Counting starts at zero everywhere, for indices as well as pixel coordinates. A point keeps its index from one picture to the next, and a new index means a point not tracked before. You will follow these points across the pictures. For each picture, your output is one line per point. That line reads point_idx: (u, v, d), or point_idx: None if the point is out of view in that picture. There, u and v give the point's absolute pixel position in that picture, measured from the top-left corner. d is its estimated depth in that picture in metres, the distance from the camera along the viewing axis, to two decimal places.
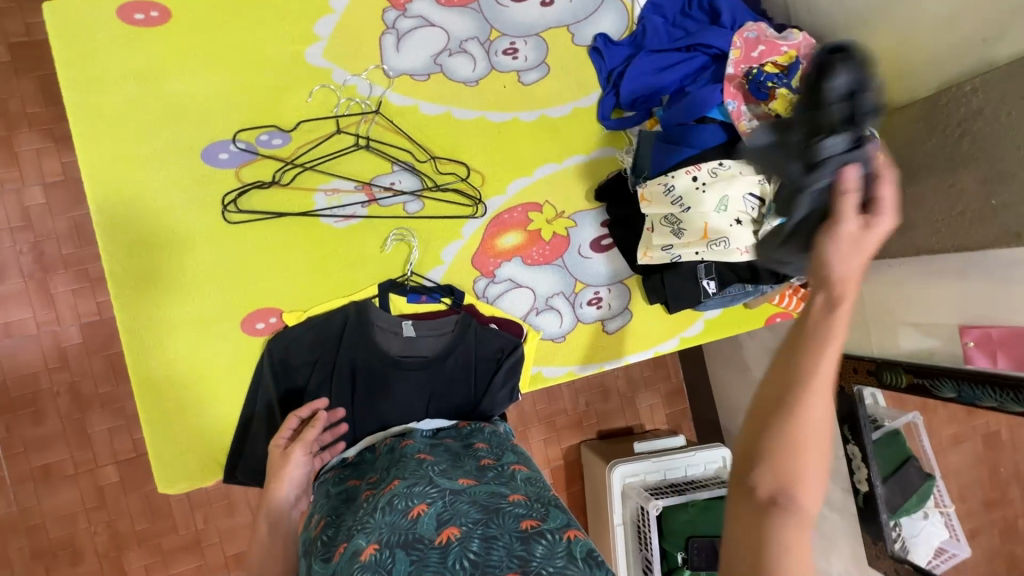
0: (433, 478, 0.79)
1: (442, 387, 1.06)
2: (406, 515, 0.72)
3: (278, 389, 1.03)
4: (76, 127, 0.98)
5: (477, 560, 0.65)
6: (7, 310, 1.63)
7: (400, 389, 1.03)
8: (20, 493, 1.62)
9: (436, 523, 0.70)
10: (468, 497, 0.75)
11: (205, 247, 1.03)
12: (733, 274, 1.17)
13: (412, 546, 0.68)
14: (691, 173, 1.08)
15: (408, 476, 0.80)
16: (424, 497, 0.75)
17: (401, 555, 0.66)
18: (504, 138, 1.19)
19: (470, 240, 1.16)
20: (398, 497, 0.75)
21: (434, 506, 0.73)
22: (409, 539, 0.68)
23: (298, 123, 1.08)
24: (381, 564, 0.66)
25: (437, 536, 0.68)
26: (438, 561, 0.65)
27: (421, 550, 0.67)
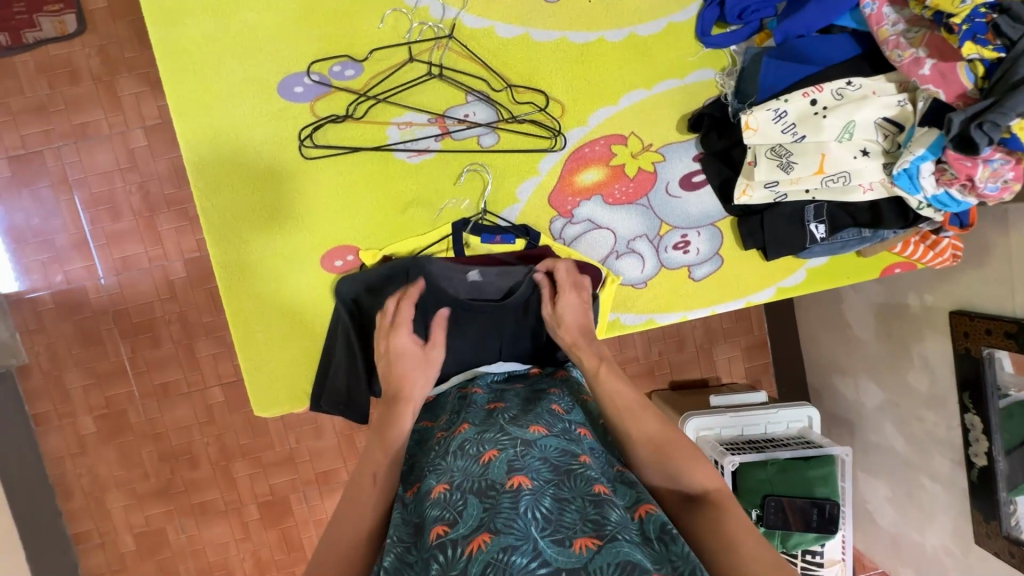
0: (504, 426, 0.77)
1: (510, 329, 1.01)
2: (477, 460, 0.71)
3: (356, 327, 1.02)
4: (161, 62, 0.99)
5: (549, 516, 0.63)
6: (122, 245, 1.79)
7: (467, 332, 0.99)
8: (145, 406, 1.85)
9: (507, 469, 0.68)
10: (539, 451, 0.72)
11: (285, 183, 1.04)
12: (848, 217, 1.02)
13: (485, 493, 0.66)
14: (810, 95, 0.94)
15: (478, 423, 0.79)
16: (495, 444, 0.73)
17: (472, 500, 0.66)
18: (586, 61, 1.07)
19: (548, 176, 1.09)
20: (469, 442, 0.75)
21: (504, 454, 0.71)
22: (482, 484, 0.67)
23: (371, 51, 1.03)
24: (453, 504, 0.66)
25: (508, 481, 0.67)
26: (510, 508, 0.63)
27: (493, 497, 0.65)
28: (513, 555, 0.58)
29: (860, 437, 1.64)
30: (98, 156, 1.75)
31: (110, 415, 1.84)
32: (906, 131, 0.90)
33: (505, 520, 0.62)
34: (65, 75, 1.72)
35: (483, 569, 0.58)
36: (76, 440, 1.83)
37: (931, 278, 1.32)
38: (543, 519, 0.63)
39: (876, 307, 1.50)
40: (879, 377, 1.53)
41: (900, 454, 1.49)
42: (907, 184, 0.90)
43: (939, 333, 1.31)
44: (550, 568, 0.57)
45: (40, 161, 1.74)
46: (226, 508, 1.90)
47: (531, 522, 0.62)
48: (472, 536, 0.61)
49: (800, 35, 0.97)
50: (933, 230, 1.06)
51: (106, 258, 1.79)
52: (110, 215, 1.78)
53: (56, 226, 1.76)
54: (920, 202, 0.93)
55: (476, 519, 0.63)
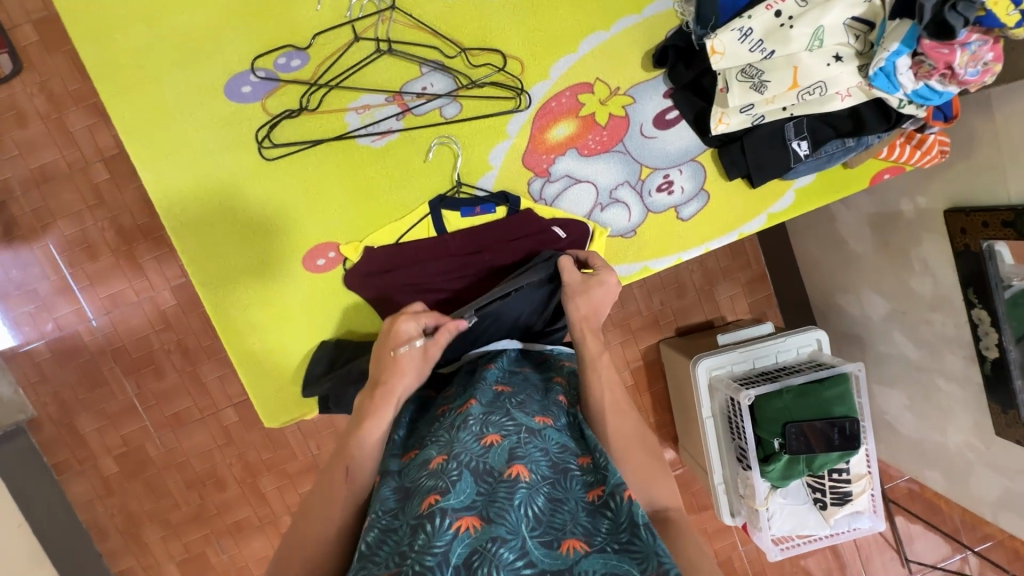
0: (511, 410, 0.73)
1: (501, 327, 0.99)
2: (479, 440, 0.68)
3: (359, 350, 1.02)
4: (99, 84, 0.94)
5: (540, 515, 0.61)
6: (106, 283, 1.76)
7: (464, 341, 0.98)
8: (162, 438, 1.84)
9: (508, 457, 0.65)
10: (542, 443, 0.69)
11: (251, 188, 1.01)
12: (829, 128, 1.00)
13: (482, 476, 0.64)
14: (773, 8, 0.90)
15: (486, 402, 0.75)
16: (499, 428, 0.70)
17: (468, 478, 0.63)
18: (539, 11, 1.03)
19: (519, 138, 1.05)
20: (474, 419, 0.71)
21: (508, 440, 0.68)
22: (479, 466, 0.64)
23: (314, 37, 0.99)
24: (448, 475, 0.63)
25: (507, 470, 0.64)
26: (504, 501, 0.61)
27: (490, 483, 0.63)
28: (501, 548, 0.57)
29: (872, 351, 1.65)
30: (63, 197, 1.71)
31: (129, 453, 1.84)
32: (876, 28, 0.87)
33: (500, 513, 0.60)
34: (11, 119, 1.66)
35: (469, 553, 0.57)
36: (100, 482, 1.84)
37: (922, 180, 1.30)
38: (535, 518, 0.61)
39: (871, 220, 1.48)
40: (883, 288, 1.52)
41: (913, 361, 1.49)
42: (885, 84, 0.88)
43: (936, 233, 1.30)
44: (535, 568, 0.57)
45: (6, 212, 1.69)
46: (261, 523, 1.92)
47: (523, 518, 0.60)
48: (463, 514, 0.59)
49: None
50: (917, 129, 1.04)
51: (93, 298, 1.76)
52: (87, 255, 1.74)
53: (35, 275, 1.73)
54: (901, 100, 0.91)
55: (468, 499, 0.61)
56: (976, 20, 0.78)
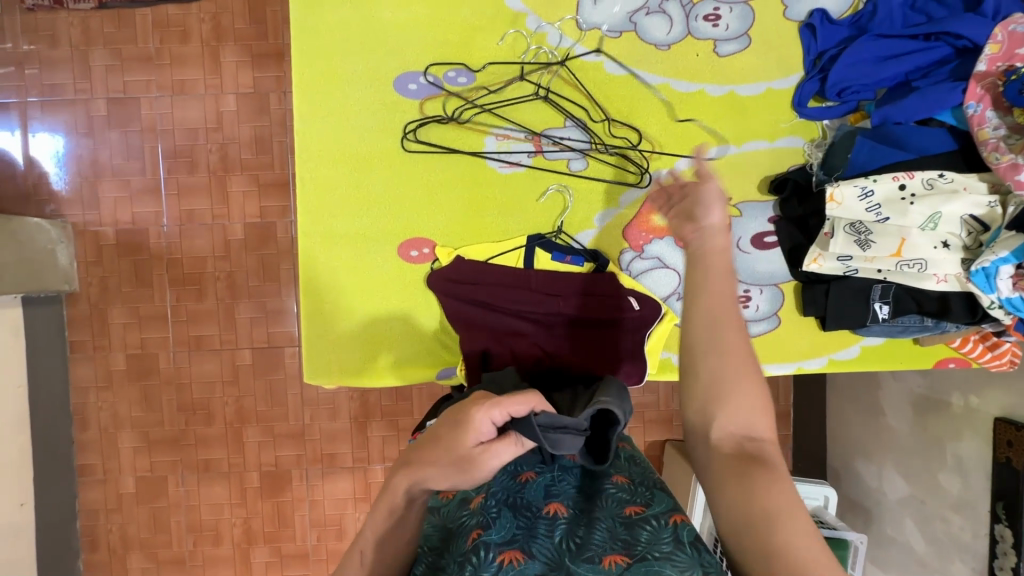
0: None
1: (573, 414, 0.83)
2: (516, 478, 0.76)
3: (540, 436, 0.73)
4: (294, 41, 1.06)
5: (583, 541, 0.67)
6: (192, 198, 1.88)
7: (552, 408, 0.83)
8: (177, 354, 1.90)
9: (544, 494, 0.73)
10: (575, 478, 0.77)
11: (381, 169, 1.10)
12: (914, 303, 1.04)
13: (521, 510, 0.71)
14: (898, 180, 0.97)
15: None
16: (533, 466, 0.78)
17: (508, 513, 0.70)
18: (683, 110, 1.12)
19: (627, 210, 1.13)
20: (508, 460, 0.79)
21: (542, 477, 0.76)
22: (518, 501, 0.72)
23: (486, 64, 1.10)
24: (488, 512, 0.70)
25: (545, 506, 0.71)
26: (546, 531, 0.68)
27: (529, 516, 0.70)
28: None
29: (877, 529, 1.61)
30: (188, 112, 1.85)
31: (141, 356, 1.89)
32: (990, 230, 0.94)
33: (541, 545, 0.67)
34: (176, 34, 1.84)
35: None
36: (105, 373, 1.89)
37: (978, 381, 1.32)
38: (577, 541, 0.67)
39: (914, 400, 1.49)
40: (907, 471, 1.50)
41: (918, 553, 1.45)
42: (983, 283, 0.94)
43: (978, 436, 1.30)
44: None
45: (136, 107, 1.85)
46: (229, 470, 1.93)
47: (565, 544, 0.67)
48: (505, 548, 0.65)
49: (898, 121, 1.00)
50: (995, 333, 1.07)
51: (174, 207, 1.87)
52: (186, 168, 1.87)
53: (134, 169, 1.86)
54: (992, 302, 0.95)
55: (509, 533, 0.67)
56: None
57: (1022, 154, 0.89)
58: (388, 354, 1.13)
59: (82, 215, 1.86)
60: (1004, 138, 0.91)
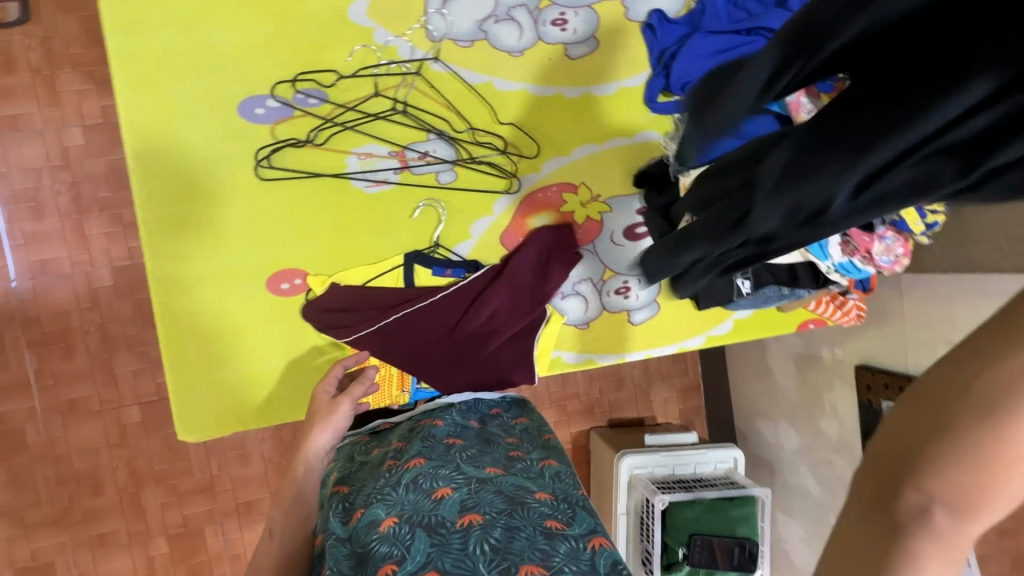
0: (459, 465, 0.80)
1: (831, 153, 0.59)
2: (431, 494, 0.73)
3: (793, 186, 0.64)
4: (114, 71, 0.96)
5: (496, 548, 0.65)
6: (42, 248, 1.66)
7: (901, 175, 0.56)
8: (48, 424, 1.68)
9: (459, 508, 0.71)
10: (493, 487, 0.75)
11: (236, 201, 1.03)
12: (770, 276, 1.13)
13: (434, 529, 0.68)
14: None
15: (432, 458, 0.81)
16: (448, 481, 0.76)
17: (421, 534, 0.67)
18: (545, 113, 1.14)
19: (502, 217, 1.14)
20: (424, 476, 0.76)
21: (458, 492, 0.74)
22: (431, 519, 0.69)
23: (337, 80, 1.05)
24: (400, 538, 0.67)
25: (460, 519, 0.69)
26: (459, 548, 0.65)
27: (442, 533, 0.67)
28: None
29: (779, 479, 1.75)
30: (25, 151, 1.64)
31: (3, 432, 1.66)
32: None
33: (454, 560, 0.64)
34: None
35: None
36: None
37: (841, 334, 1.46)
38: (491, 553, 0.65)
39: (795, 357, 1.64)
40: (797, 423, 1.64)
41: (813, 496, 1.59)
42: (817, 250, 1.02)
43: (846, 384, 1.45)
44: None
45: None
46: (130, 541, 1.74)
47: (480, 558, 0.64)
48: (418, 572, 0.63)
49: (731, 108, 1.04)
50: (840, 293, 1.19)
51: (21, 260, 1.65)
52: (31, 214, 1.65)
53: None
54: (830, 268, 1.05)
55: (424, 555, 0.65)
56: (892, 222, 0.95)
57: None
58: (271, 395, 1.07)
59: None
60: None
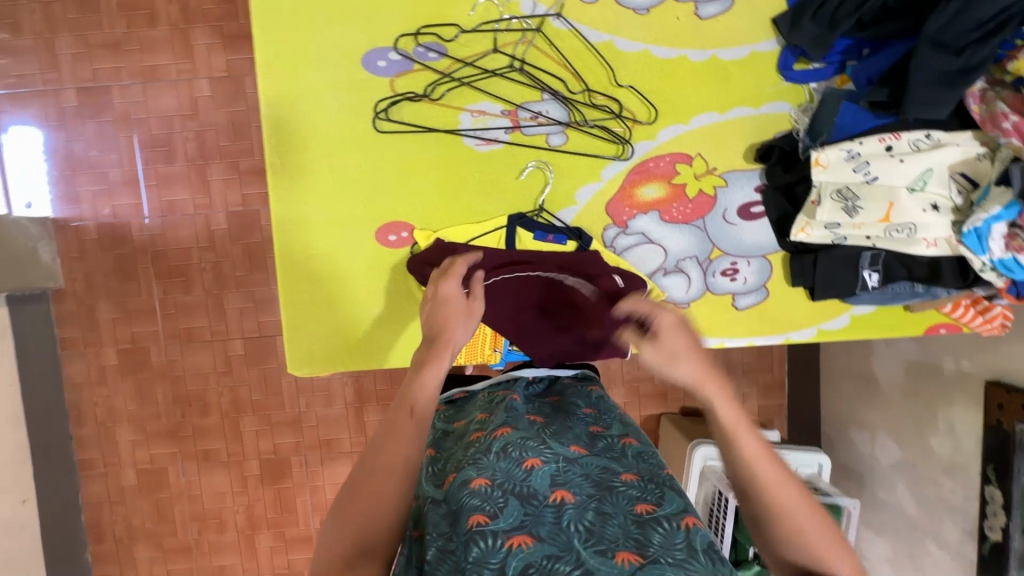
0: (547, 439, 0.76)
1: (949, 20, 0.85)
2: (520, 464, 0.70)
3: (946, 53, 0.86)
4: (254, 20, 1.01)
5: (591, 529, 0.64)
6: (172, 189, 1.83)
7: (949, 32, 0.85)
8: (168, 347, 1.89)
9: (550, 482, 0.69)
10: (582, 467, 0.72)
11: (354, 152, 1.06)
12: (903, 269, 1.03)
13: (527, 499, 0.66)
14: (886, 142, 0.95)
15: (521, 429, 0.77)
16: (538, 453, 0.72)
17: (514, 502, 0.66)
18: (665, 77, 1.08)
19: (610, 184, 1.10)
20: (513, 445, 0.73)
21: (548, 465, 0.71)
22: (523, 490, 0.67)
23: (457, 35, 1.05)
24: (493, 500, 0.66)
25: (551, 494, 0.67)
26: (552, 521, 0.64)
27: (535, 505, 0.66)
28: (556, 564, 0.60)
29: (869, 493, 1.62)
30: (162, 99, 1.80)
31: (133, 350, 1.88)
32: (981, 188, 0.89)
33: (549, 531, 0.63)
34: (144, 17, 1.77)
35: (525, 567, 0.59)
36: (97, 368, 1.88)
37: (971, 344, 1.31)
38: (585, 531, 0.64)
39: (906, 365, 1.49)
40: (899, 435, 1.50)
41: (910, 516, 1.47)
42: (974, 244, 0.90)
43: (970, 400, 1.30)
44: None
45: (107, 96, 1.79)
46: (228, 459, 1.94)
47: (575, 534, 0.63)
48: (513, 534, 0.63)
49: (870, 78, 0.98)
50: (987, 296, 1.05)
51: (154, 198, 1.83)
52: (163, 158, 1.82)
53: (111, 161, 1.81)
54: (984, 264, 0.92)
55: (517, 519, 0.64)
56: None
57: (1007, 101, 0.86)
58: (369, 342, 1.12)
59: (63, 210, 1.82)
60: (991, 88, 0.88)
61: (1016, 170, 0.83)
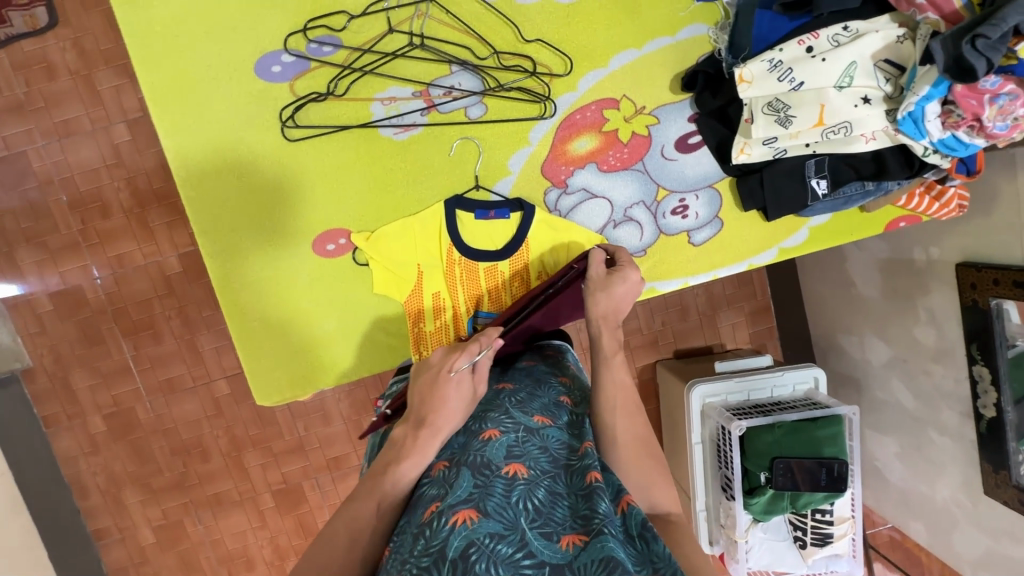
0: (510, 407, 0.74)
1: None
2: (478, 437, 0.69)
3: None
4: (130, 50, 0.95)
5: (540, 508, 0.61)
6: (116, 243, 1.77)
7: None
8: (154, 402, 1.85)
9: (506, 453, 0.66)
10: (541, 439, 0.70)
11: (270, 168, 1.02)
12: (851, 170, 1.00)
13: (480, 471, 0.64)
14: (805, 44, 0.90)
15: (485, 401, 0.77)
16: (498, 423, 0.71)
17: (466, 475, 0.64)
18: (575, 22, 1.03)
19: (540, 146, 1.06)
20: (473, 420, 0.73)
21: (506, 435, 0.69)
22: (477, 461, 0.65)
23: (347, 24, 0.99)
24: (447, 475, 0.64)
25: (505, 466, 0.65)
26: (503, 493, 0.62)
27: (486, 476, 0.63)
28: (498, 542, 0.57)
29: (868, 395, 1.63)
30: (82, 153, 1.72)
31: (119, 413, 1.84)
32: (907, 72, 0.86)
33: (497, 504, 0.60)
34: (42, 71, 1.67)
35: (467, 545, 0.56)
36: (87, 438, 1.84)
37: (937, 231, 1.29)
38: (534, 510, 0.61)
39: (881, 263, 1.48)
40: (885, 334, 1.51)
41: (909, 410, 1.48)
42: (912, 130, 0.88)
43: (945, 286, 1.29)
44: (534, 560, 0.56)
45: (26, 162, 1.70)
46: (240, 498, 1.92)
47: (522, 512, 0.60)
48: (460, 509, 0.59)
49: None
50: (939, 179, 1.03)
51: (101, 257, 1.77)
52: (99, 213, 1.75)
53: (47, 228, 1.74)
54: (927, 148, 0.91)
55: (466, 494, 0.61)
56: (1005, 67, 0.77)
57: None
58: (333, 357, 1.09)
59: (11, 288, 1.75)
60: None
61: (937, 46, 0.78)
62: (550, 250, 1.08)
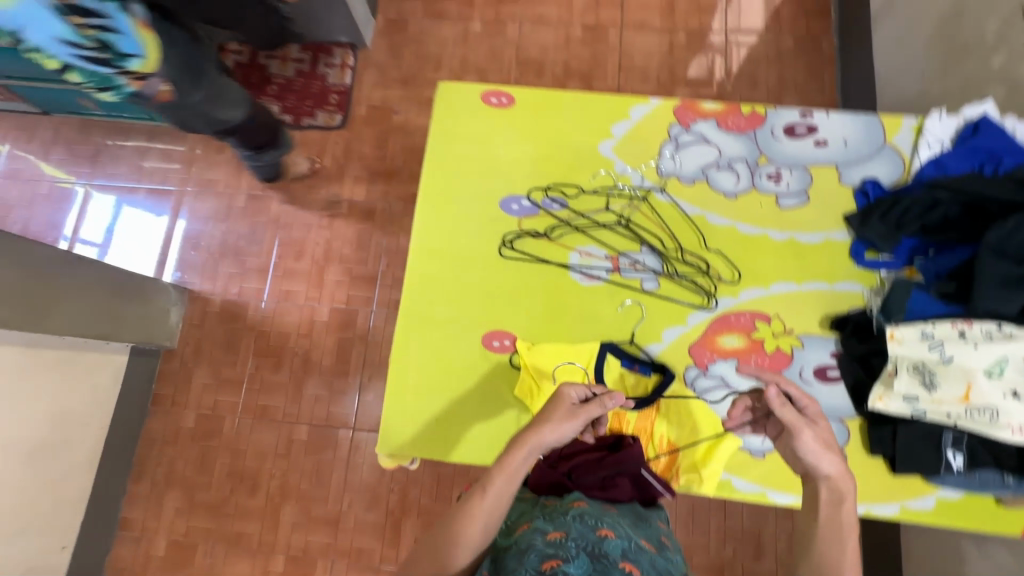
0: (620, 522, 0.82)
1: (1004, 229, 1.01)
2: (595, 530, 0.76)
3: (1000, 255, 1.00)
4: (427, 167, 1.35)
5: None
6: (292, 281, 2.20)
7: (997, 234, 1.01)
8: (244, 420, 2.05)
9: (621, 553, 0.73)
10: (649, 558, 0.76)
11: (478, 269, 1.29)
12: (990, 456, 1.04)
13: (596, 559, 0.71)
14: (958, 328, 1.04)
15: (596, 507, 0.85)
16: (612, 527, 0.78)
17: (585, 556, 0.70)
18: (751, 248, 1.27)
19: (693, 329, 1.23)
20: (588, 514, 0.80)
21: (620, 539, 0.76)
22: (595, 549, 0.72)
23: (576, 194, 1.32)
24: (567, 548, 0.71)
25: (620, 562, 0.71)
26: None
27: (603, 563, 0.70)
28: None
29: None
30: (308, 210, 2.29)
31: (211, 417, 2.06)
32: None
33: None
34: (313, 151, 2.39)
35: None
36: (174, 428, 2.06)
37: None
38: None
39: None
40: None
41: None
42: None
43: None
44: None
45: (266, 204, 2.32)
46: (257, 548, 1.93)
47: None
48: None
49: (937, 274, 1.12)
50: None
51: (276, 288, 2.20)
52: (294, 255, 2.23)
53: (253, 250, 2.26)
54: None
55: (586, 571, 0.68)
56: None
57: None
58: (454, 435, 1.20)
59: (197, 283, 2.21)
60: None
61: None
62: (674, 416, 1.19)
